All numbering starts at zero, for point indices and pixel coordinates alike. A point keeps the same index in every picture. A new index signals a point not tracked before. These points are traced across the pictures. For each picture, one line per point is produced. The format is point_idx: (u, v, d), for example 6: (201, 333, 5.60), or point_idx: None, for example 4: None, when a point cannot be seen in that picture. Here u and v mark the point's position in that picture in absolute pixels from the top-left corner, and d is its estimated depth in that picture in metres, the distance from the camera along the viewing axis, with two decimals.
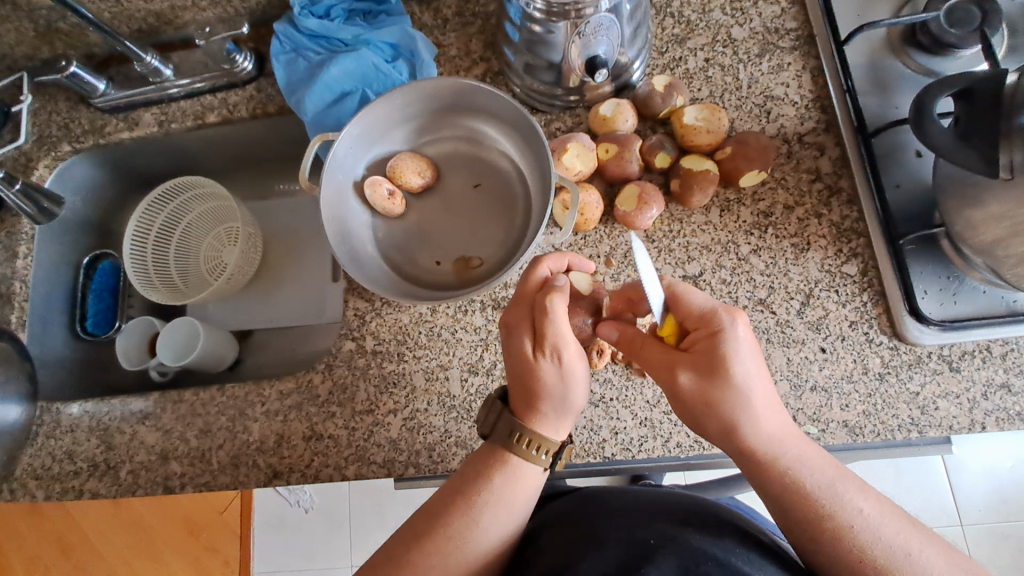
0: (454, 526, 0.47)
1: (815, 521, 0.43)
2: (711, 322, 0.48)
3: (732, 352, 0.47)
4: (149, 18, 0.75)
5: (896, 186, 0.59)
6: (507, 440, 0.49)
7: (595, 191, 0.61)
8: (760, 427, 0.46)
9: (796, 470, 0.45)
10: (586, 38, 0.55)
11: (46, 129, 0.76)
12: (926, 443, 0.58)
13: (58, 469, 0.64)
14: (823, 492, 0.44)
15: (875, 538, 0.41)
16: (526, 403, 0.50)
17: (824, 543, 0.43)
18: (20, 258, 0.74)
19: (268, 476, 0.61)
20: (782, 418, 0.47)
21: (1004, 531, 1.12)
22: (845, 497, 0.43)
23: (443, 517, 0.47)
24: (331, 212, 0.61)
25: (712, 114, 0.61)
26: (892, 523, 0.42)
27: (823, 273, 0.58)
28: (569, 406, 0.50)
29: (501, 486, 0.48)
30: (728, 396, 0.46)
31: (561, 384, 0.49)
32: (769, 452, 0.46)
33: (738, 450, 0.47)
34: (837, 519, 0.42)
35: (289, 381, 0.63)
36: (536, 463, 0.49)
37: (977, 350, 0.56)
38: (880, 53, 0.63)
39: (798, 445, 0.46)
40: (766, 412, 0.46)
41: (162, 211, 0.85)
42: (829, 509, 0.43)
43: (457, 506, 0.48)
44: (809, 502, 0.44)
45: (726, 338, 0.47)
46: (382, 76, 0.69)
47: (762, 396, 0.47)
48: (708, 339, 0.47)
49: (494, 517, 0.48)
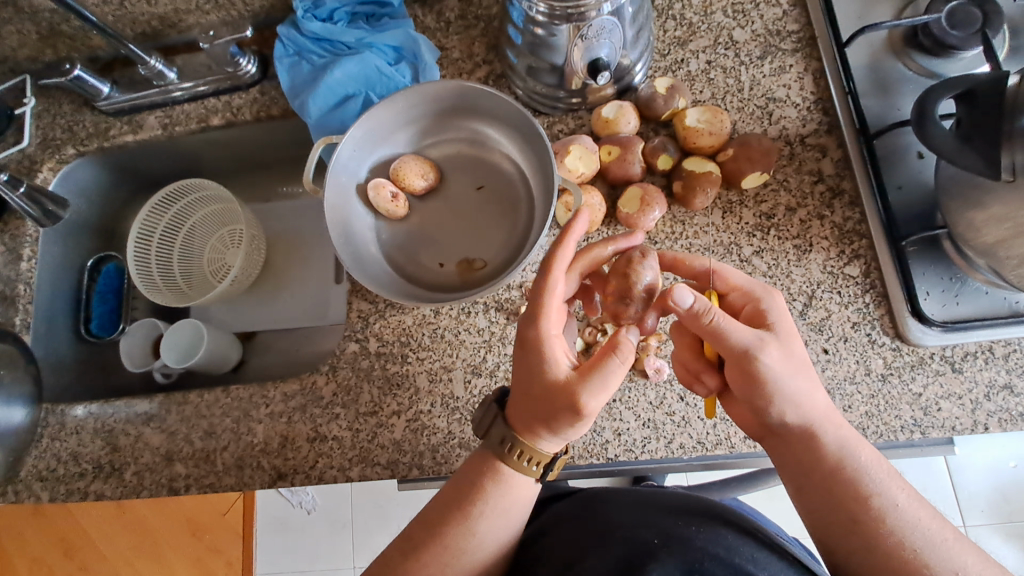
0: (451, 537, 0.47)
1: (862, 501, 0.43)
2: (766, 299, 0.50)
3: (788, 330, 0.48)
4: (152, 21, 0.75)
5: (898, 187, 0.59)
6: (499, 448, 0.48)
7: (597, 192, 0.61)
8: (816, 404, 0.46)
9: (847, 448, 0.45)
10: (589, 41, 0.55)
11: (50, 132, 0.77)
12: (929, 444, 0.58)
13: (63, 471, 0.64)
14: (870, 473, 0.44)
15: (914, 522, 0.42)
16: (526, 428, 0.47)
17: (865, 522, 0.43)
18: (24, 261, 0.75)
19: (272, 478, 0.61)
20: (829, 399, 0.48)
21: (1008, 532, 1.12)
22: (891, 481, 0.44)
23: (441, 527, 0.47)
24: (334, 214, 0.61)
25: (714, 116, 0.61)
26: (930, 512, 0.43)
27: (825, 274, 0.59)
28: (567, 438, 0.48)
29: (495, 496, 0.48)
30: (795, 368, 0.46)
31: (576, 426, 0.46)
32: (822, 429, 0.46)
33: (786, 426, 0.47)
34: (881, 500, 0.43)
35: (293, 383, 0.63)
36: (529, 474, 0.48)
37: (979, 351, 0.56)
38: (882, 55, 0.63)
39: (845, 427, 0.46)
40: (820, 389, 0.47)
41: (166, 214, 0.86)
42: (874, 489, 0.44)
43: (455, 518, 0.47)
44: (857, 481, 0.44)
45: (785, 315, 0.49)
46: (385, 79, 0.70)
47: (815, 374, 0.47)
48: (765, 311, 0.49)
49: (489, 528, 0.48)
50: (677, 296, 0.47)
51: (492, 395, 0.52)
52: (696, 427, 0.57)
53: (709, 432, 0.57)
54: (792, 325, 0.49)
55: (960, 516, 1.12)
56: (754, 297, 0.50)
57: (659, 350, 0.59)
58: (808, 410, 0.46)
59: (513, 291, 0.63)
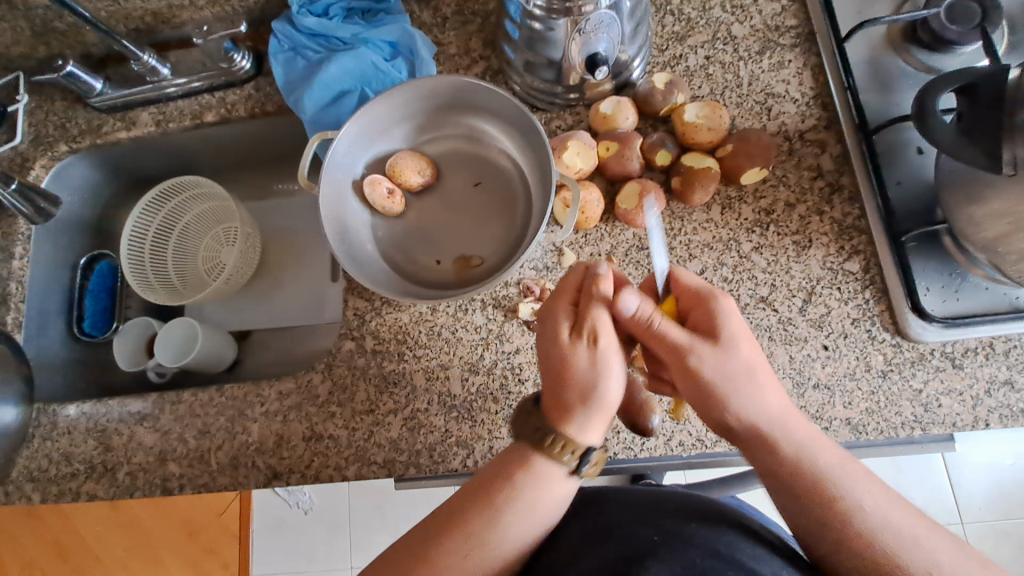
0: (476, 525, 0.45)
1: (822, 502, 0.43)
2: (711, 301, 0.48)
3: (732, 328, 0.47)
4: (146, 17, 0.74)
5: (898, 183, 0.59)
6: (534, 437, 0.48)
7: (595, 189, 0.60)
8: (770, 407, 0.46)
9: (804, 450, 0.45)
10: (587, 35, 0.55)
11: (43, 129, 0.76)
12: (930, 441, 0.58)
13: (55, 471, 0.64)
14: (832, 473, 0.44)
15: (883, 523, 0.42)
16: (552, 390, 0.49)
17: (830, 523, 0.43)
18: (16, 259, 0.73)
19: (267, 477, 0.60)
20: (787, 399, 0.48)
21: (1005, 530, 1.12)
22: (854, 482, 0.44)
23: (464, 516, 0.46)
24: (330, 210, 0.61)
25: (713, 111, 0.60)
26: (900, 513, 0.43)
27: (824, 270, 0.58)
28: (599, 408, 0.48)
29: (525, 486, 0.47)
30: (738, 374, 0.46)
31: (596, 375, 0.48)
32: (777, 432, 0.46)
33: (743, 430, 0.47)
34: (845, 501, 0.43)
35: (288, 382, 0.62)
36: (562, 464, 0.47)
37: (980, 347, 0.56)
38: (881, 50, 0.63)
39: (803, 427, 0.46)
40: (774, 393, 0.47)
41: (158, 211, 0.85)
42: (837, 492, 0.43)
43: (482, 506, 0.46)
44: (817, 483, 0.44)
45: (733, 317, 0.48)
46: (381, 74, 0.69)
47: (766, 377, 0.47)
48: (710, 314, 0.48)
49: (519, 519, 0.46)
50: (624, 304, 0.47)
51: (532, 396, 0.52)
52: (696, 424, 0.57)
53: (709, 429, 0.57)
54: (742, 323, 0.48)
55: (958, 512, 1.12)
56: (707, 294, 0.49)
57: None
58: (760, 414, 0.46)
59: (511, 287, 0.62)
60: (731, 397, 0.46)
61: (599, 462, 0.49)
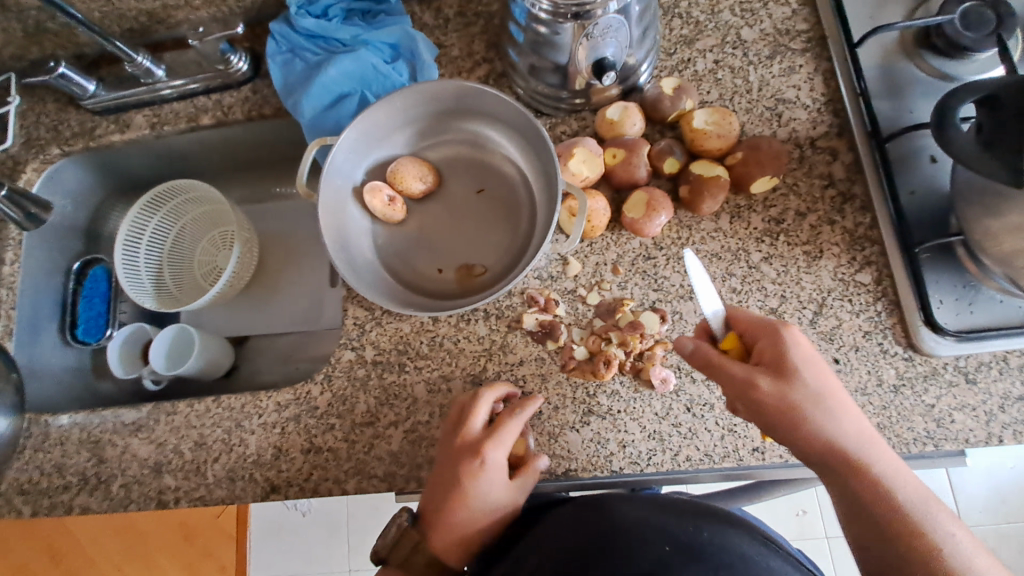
0: (438, 517, 0.54)
1: (899, 534, 0.45)
2: (780, 333, 0.49)
3: (801, 359, 0.48)
4: (140, 17, 0.73)
5: (910, 192, 0.58)
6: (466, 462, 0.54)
7: (602, 197, 0.59)
8: (849, 438, 0.47)
9: (889, 481, 0.46)
10: (594, 40, 0.54)
11: (35, 131, 0.74)
12: (942, 456, 0.55)
13: (47, 483, 0.62)
14: (910, 506, 0.45)
15: (962, 558, 0.44)
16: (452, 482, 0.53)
17: (911, 557, 0.44)
18: (7, 264, 0.72)
19: (264, 491, 0.59)
20: (866, 427, 0.48)
21: (1008, 535, 1.11)
22: (930, 514, 0.45)
23: (435, 504, 0.54)
24: (330, 219, 0.59)
25: (722, 118, 0.59)
26: (972, 547, 0.44)
27: (835, 281, 0.57)
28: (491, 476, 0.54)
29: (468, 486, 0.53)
30: (814, 403, 0.47)
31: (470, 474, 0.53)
32: (862, 464, 0.46)
33: (818, 459, 0.48)
34: (929, 534, 0.44)
35: (286, 393, 0.61)
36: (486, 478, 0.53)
37: (993, 361, 0.55)
38: (893, 55, 0.61)
39: (885, 458, 0.47)
40: (852, 424, 0.47)
41: (154, 214, 0.82)
42: (919, 525, 0.45)
43: (440, 501, 0.54)
44: (902, 515, 0.45)
45: (801, 347, 0.49)
46: (382, 77, 0.68)
47: (843, 406, 0.48)
48: (779, 345, 0.48)
49: (472, 508, 0.54)
50: (683, 345, 0.50)
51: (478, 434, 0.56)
52: (703, 439, 0.56)
53: (717, 444, 0.55)
54: (808, 355, 0.48)
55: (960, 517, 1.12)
56: (779, 325, 0.49)
57: (666, 359, 0.57)
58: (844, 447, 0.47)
59: (514, 297, 0.61)
60: (810, 430, 0.47)
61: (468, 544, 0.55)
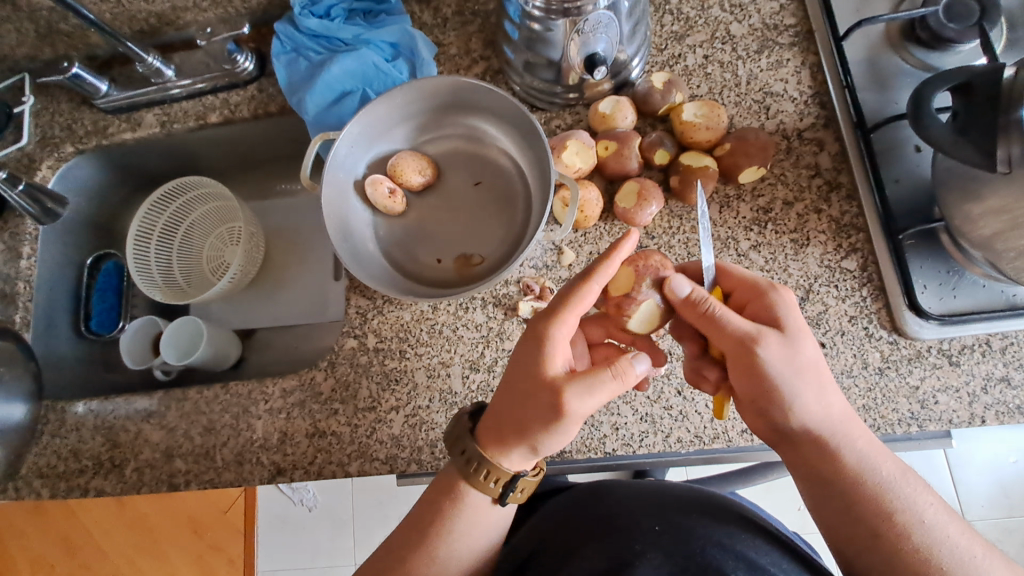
0: (413, 563, 0.47)
1: (874, 510, 0.44)
2: (772, 294, 0.48)
3: (791, 322, 0.47)
4: (150, 19, 0.75)
5: (895, 181, 0.59)
6: (463, 464, 0.48)
7: (594, 187, 0.61)
8: (829, 411, 0.46)
9: (865, 459, 0.45)
10: (585, 36, 0.55)
11: (49, 130, 0.77)
12: (926, 437, 0.58)
13: (64, 467, 0.65)
14: (887, 484, 0.44)
15: (943, 537, 0.42)
16: (499, 427, 0.46)
17: (886, 535, 0.43)
18: (23, 259, 0.75)
19: (271, 473, 0.61)
20: (845, 404, 0.47)
21: (1008, 526, 1.12)
22: (910, 492, 0.44)
23: (404, 551, 0.48)
24: (333, 211, 0.61)
25: (711, 110, 0.61)
26: (956, 531, 0.43)
27: (822, 268, 0.59)
28: (538, 451, 0.46)
29: (455, 517, 0.48)
30: (809, 368, 0.46)
31: (550, 433, 0.45)
32: (836, 438, 0.46)
33: (795, 432, 0.47)
34: (905, 513, 0.43)
35: (291, 379, 0.63)
36: (487, 491, 0.48)
37: (976, 344, 0.56)
38: (879, 48, 0.63)
39: (861, 433, 0.46)
40: (834, 394, 0.47)
41: (164, 211, 0.86)
42: (898, 505, 0.43)
43: (416, 541, 0.48)
44: (877, 494, 0.44)
45: (793, 312, 0.48)
46: (382, 75, 0.70)
47: (829, 377, 0.47)
48: (770, 306, 0.48)
49: (459, 542, 0.48)
50: (675, 287, 0.50)
51: (467, 413, 0.52)
52: (694, 421, 0.57)
53: (707, 425, 0.57)
54: (800, 319, 0.48)
55: (960, 509, 1.12)
56: (770, 286, 0.49)
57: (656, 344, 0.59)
58: (821, 419, 0.46)
59: (511, 286, 0.63)
60: (789, 397, 0.46)
61: (527, 487, 0.49)
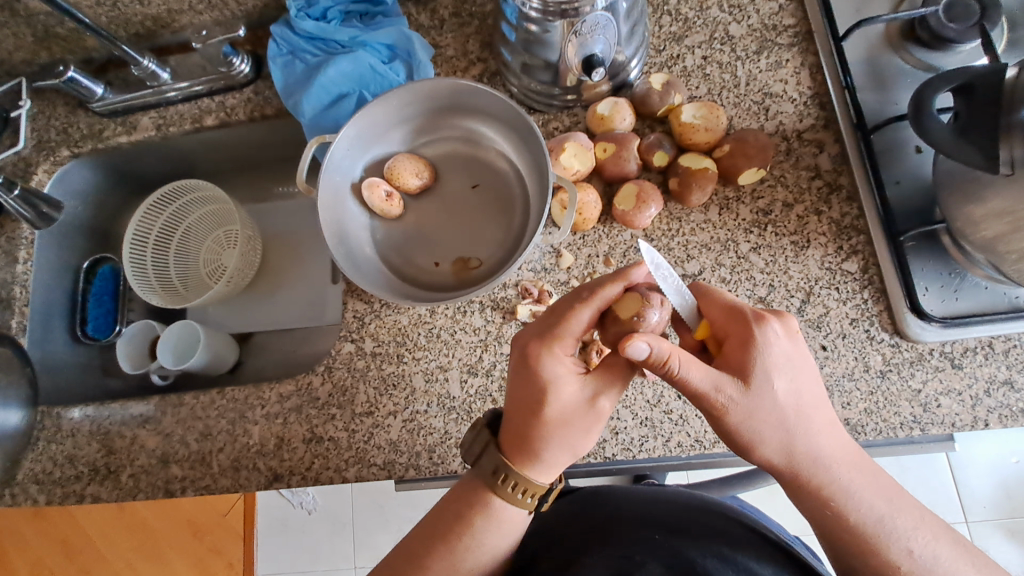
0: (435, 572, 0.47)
1: (858, 546, 0.44)
2: (751, 333, 0.44)
3: (767, 362, 0.44)
4: (146, 22, 0.75)
5: (896, 182, 0.59)
6: (494, 482, 0.46)
7: (592, 190, 0.61)
8: (814, 453, 0.44)
9: (852, 496, 0.44)
10: (583, 37, 0.55)
11: (45, 134, 0.77)
12: (928, 441, 0.57)
13: (59, 473, 0.64)
14: (875, 523, 0.44)
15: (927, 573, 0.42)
16: (529, 448, 0.45)
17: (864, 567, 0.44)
18: (20, 263, 0.75)
19: (268, 479, 0.61)
20: (834, 438, 0.45)
21: (1011, 528, 1.11)
22: (899, 531, 0.43)
23: (427, 561, 0.48)
24: (330, 214, 0.61)
25: (710, 112, 0.60)
26: (946, 565, 0.43)
27: (823, 270, 0.58)
28: (575, 453, 0.47)
29: (482, 530, 0.47)
30: (781, 413, 0.44)
31: (590, 429, 0.46)
32: (820, 477, 0.44)
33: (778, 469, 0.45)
34: (891, 550, 0.43)
35: (288, 384, 0.63)
36: (523, 506, 0.47)
37: (979, 347, 0.55)
38: (879, 49, 0.63)
39: (852, 471, 0.45)
40: (819, 433, 0.44)
41: (161, 215, 0.86)
42: (881, 542, 0.43)
43: (440, 551, 0.47)
44: (860, 532, 0.44)
45: (773, 352, 0.44)
46: (379, 77, 0.70)
47: (812, 416, 0.45)
48: (748, 347, 0.44)
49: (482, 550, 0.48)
50: (634, 350, 0.42)
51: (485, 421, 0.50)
52: (694, 425, 0.57)
53: (707, 430, 0.56)
54: (782, 356, 0.44)
55: (962, 510, 1.12)
56: (751, 322, 0.45)
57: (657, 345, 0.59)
58: (804, 461, 0.44)
59: (509, 289, 0.62)
60: (762, 441, 0.44)
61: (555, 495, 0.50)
